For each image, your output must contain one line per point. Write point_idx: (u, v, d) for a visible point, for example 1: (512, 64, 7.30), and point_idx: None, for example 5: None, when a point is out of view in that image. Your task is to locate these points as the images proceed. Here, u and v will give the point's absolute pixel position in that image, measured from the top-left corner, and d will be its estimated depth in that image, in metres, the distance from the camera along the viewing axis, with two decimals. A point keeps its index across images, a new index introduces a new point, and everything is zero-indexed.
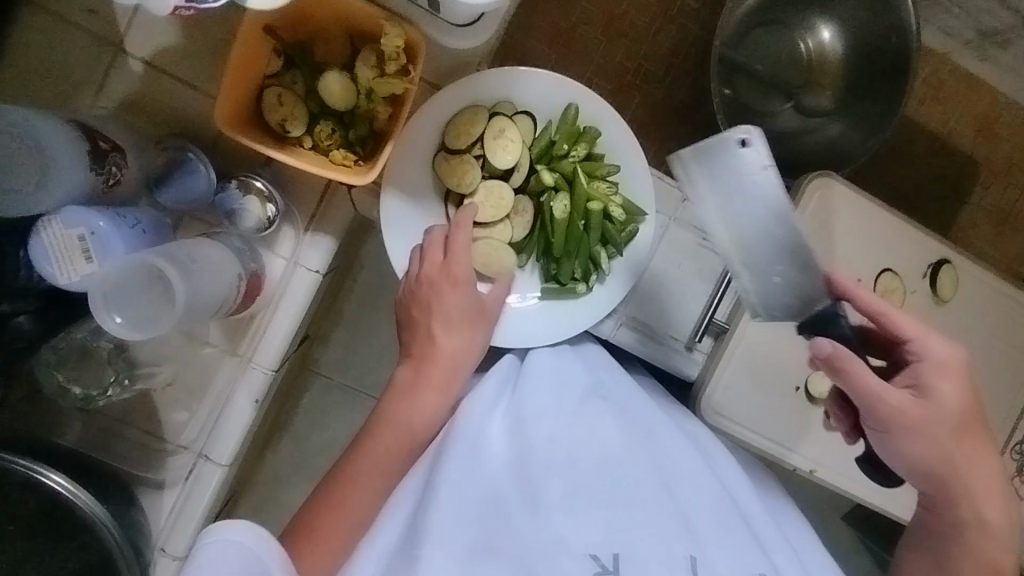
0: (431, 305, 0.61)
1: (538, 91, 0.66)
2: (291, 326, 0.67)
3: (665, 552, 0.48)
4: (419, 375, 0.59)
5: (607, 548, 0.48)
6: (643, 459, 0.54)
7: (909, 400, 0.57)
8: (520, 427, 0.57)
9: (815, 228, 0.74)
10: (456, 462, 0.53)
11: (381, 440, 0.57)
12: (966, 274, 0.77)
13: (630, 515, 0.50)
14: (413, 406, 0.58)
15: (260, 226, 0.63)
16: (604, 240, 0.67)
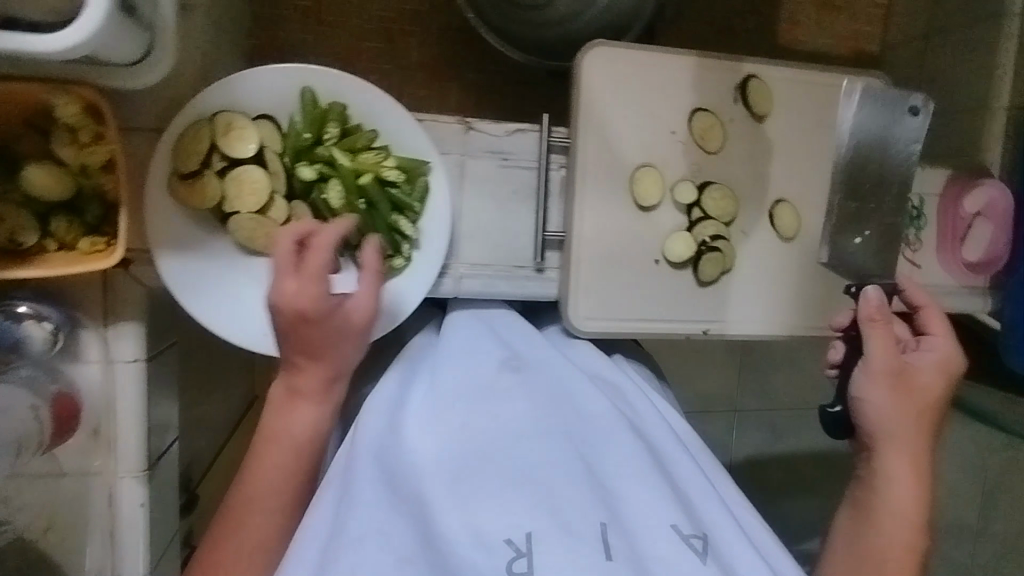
0: (311, 347, 0.55)
1: (263, 89, 0.62)
2: (141, 423, 0.64)
3: (577, 525, 0.49)
4: (272, 420, 0.56)
5: (520, 532, 0.48)
6: (559, 436, 0.54)
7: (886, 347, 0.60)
8: (436, 425, 0.56)
9: (607, 100, 0.70)
10: (377, 478, 0.53)
11: (265, 460, 0.55)
12: (775, 79, 0.75)
13: (550, 496, 0.50)
14: (288, 424, 0.56)
15: (50, 345, 0.59)
16: (399, 209, 0.64)
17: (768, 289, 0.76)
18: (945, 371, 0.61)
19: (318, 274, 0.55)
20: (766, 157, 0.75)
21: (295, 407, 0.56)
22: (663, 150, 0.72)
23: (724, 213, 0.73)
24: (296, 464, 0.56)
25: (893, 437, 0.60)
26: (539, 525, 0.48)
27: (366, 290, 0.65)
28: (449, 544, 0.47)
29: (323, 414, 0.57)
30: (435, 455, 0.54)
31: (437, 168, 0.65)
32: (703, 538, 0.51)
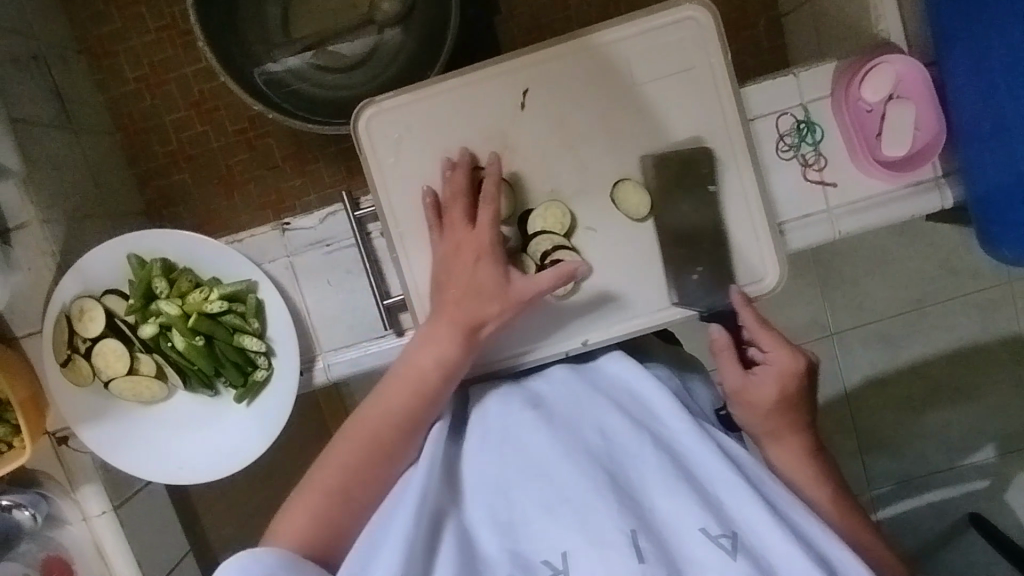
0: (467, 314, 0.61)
1: (99, 269, 0.71)
2: (129, 557, 0.78)
3: (605, 535, 0.47)
4: (397, 382, 0.59)
5: (556, 551, 0.48)
6: (581, 457, 0.52)
7: (732, 374, 0.63)
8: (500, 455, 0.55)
9: (393, 155, 0.70)
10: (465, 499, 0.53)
11: (328, 465, 0.57)
12: (564, 58, 0.68)
13: (585, 525, 0.48)
14: (416, 357, 0.60)
15: (34, 520, 0.75)
16: (240, 329, 0.70)
17: (641, 273, 0.69)
18: (785, 376, 0.61)
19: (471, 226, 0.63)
20: (586, 141, 0.68)
21: (427, 344, 0.60)
22: None
23: (561, 223, 0.67)
24: (421, 389, 0.59)
25: (774, 438, 0.61)
26: (573, 544, 0.48)
27: (247, 406, 0.72)
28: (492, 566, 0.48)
29: (452, 347, 0.60)
30: (513, 471, 0.54)
31: (261, 282, 0.69)
32: (732, 537, 0.47)
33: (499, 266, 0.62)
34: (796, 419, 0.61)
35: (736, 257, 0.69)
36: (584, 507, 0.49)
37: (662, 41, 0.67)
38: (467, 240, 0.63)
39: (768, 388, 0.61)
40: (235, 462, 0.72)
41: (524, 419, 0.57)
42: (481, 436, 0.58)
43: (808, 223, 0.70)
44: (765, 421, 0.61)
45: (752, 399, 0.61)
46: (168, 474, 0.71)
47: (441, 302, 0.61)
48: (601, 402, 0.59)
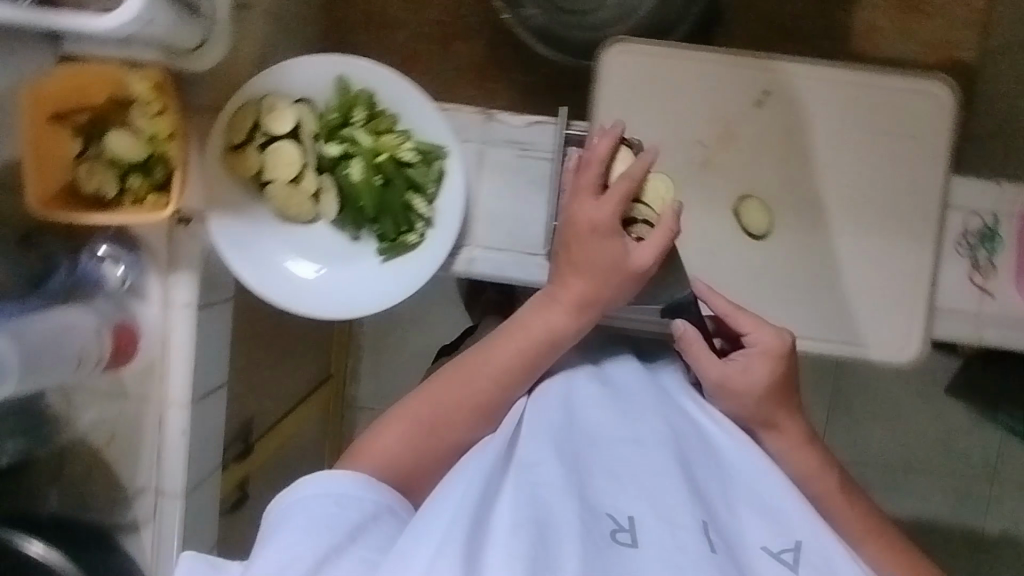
0: (579, 296, 0.63)
1: (304, 73, 0.68)
2: (190, 360, 0.75)
3: (678, 516, 0.47)
4: (503, 340, 0.63)
5: (625, 511, 0.47)
6: (653, 442, 0.52)
7: (715, 365, 0.61)
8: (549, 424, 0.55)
9: (625, 99, 0.71)
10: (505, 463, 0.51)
11: (427, 395, 0.62)
12: (812, 76, 0.71)
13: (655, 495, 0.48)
14: (535, 318, 0.63)
15: (121, 284, 0.72)
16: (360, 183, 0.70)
17: (797, 299, 0.72)
18: (771, 358, 0.62)
19: (610, 198, 0.62)
20: (800, 158, 0.71)
21: (553, 312, 0.63)
22: (683, 153, 0.71)
23: (662, 198, 0.65)
24: (528, 350, 0.62)
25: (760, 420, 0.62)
26: (642, 511, 0.47)
27: (382, 263, 0.71)
28: (557, 503, 0.46)
29: (571, 321, 0.63)
30: (570, 436, 0.53)
31: (454, 154, 0.69)
32: (795, 552, 0.49)
33: (614, 241, 0.62)
34: (785, 401, 0.62)
35: (884, 325, 0.72)
36: (652, 484, 0.49)
37: (903, 102, 0.71)
38: (586, 215, 0.62)
39: (747, 373, 0.61)
40: (346, 310, 0.70)
41: (588, 401, 0.57)
42: (539, 406, 0.57)
43: (954, 319, 0.74)
44: (759, 407, 0.61)
45: (740, 386, 0.61)
46: (280, 294, 0.69)
47: (560, 281, 0.63)
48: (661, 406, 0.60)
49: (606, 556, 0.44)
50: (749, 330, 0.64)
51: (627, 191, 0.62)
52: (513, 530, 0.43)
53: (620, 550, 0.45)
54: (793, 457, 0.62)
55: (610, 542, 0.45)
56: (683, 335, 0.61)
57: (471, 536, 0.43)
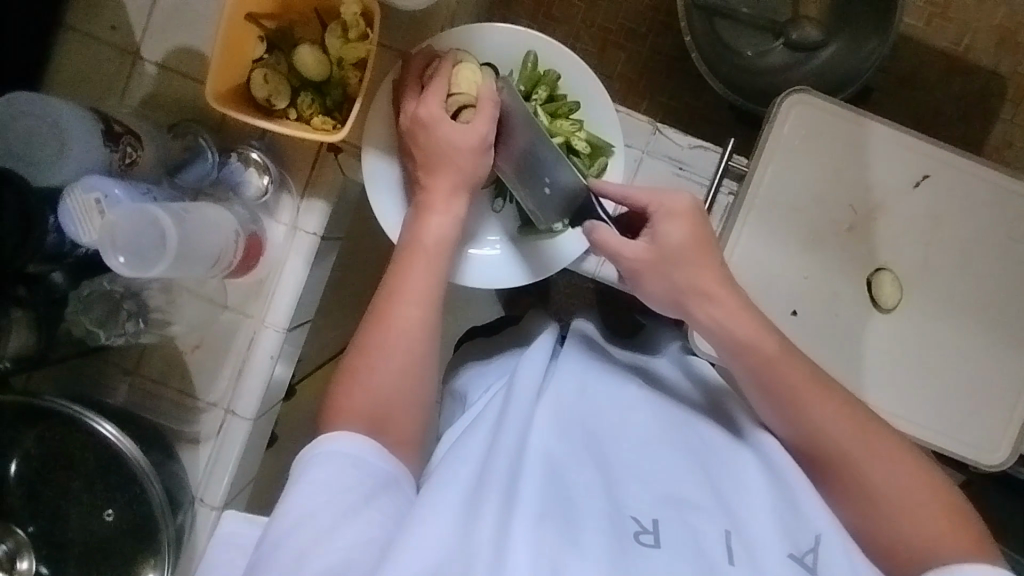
0: (427, 156, 0.64)
1: (499, 43, 0.70)
2: (299, 286, 0.74)
3: (704, 528, 0.51)
4: (406, 258, 0.62)
5: (648, 515, 0.51)
6: (679, 451, 0.57)
7: (639, 252, 0.61)
8: (564, 411, 0.59)
9: (794, 148, 0.72)
10: (518, 435, 0.55)
11: (381, 333, 0.59)
12: (974, 174, 0.73)
13: (673, 500, 0.53)
14: (422, 230, 0.63)
15: (260, 195, 0.71)
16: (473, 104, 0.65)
17: (904, 379, 0.73)
18: (679, 221, 0.61)
19: (438, 92, 0.64)
20: (942, 248, 0.73)
21: (428, 218, 0.64)
22: (835, 214, 0.72)
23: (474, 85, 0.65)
24: (430, 251, 0.63)
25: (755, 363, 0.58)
26: (664, 514, 0.51)
27: (517, 241, 0.72)
28: (588, 499, 0.51)
29: (450, 220, 0.64)
30: (584, 429, 0.58)
31: (618, 155, 0.70)
32: (814, 553, 0.50)
33: (488, 129, 0.64)
34: (710, 255, 0.61)
35: (979, 426, 0.73)
36: (675, 493, 0.53)
37: None
38: (433, 96, 0.64)
39: (683, 258, 0.60)
40: (470, 277, 0.72)
41: (620, 395, 0.62)
42: (576, 385, 0.62)
43: None
44: (681, 276, 0.60)
45: (662, 248, 0.61)
46: None
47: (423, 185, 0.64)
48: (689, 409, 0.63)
49: (627, 549, 0.48)
50: (663, 207, 0.62)
51: (445, 84, 0.64)
52: (543, 514, 0.48)
53: (641, 549, 0.49)
54: (735, 322, 0.59)
55: (634, 542, 0.49)
56: (594, 231, 0.62)
57: (500, 518, 0.47)
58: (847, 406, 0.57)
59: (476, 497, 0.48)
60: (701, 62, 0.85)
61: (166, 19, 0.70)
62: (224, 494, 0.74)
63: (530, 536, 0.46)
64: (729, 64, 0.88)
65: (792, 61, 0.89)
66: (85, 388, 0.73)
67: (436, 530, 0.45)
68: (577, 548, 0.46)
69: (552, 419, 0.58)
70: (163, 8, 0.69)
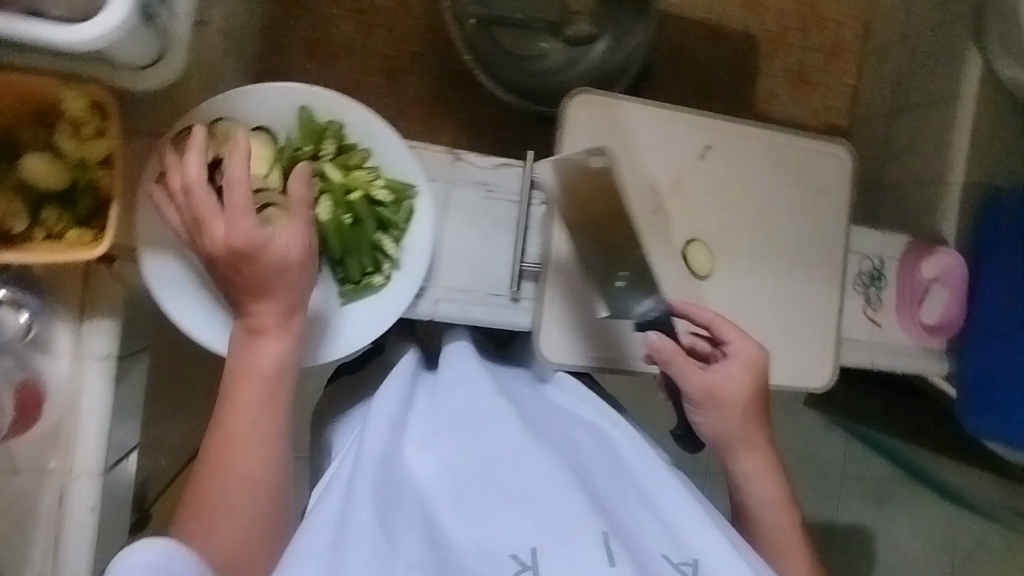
0: (252, 282, 0.55)
1: (266, 104, 0.64)
2: (104, 421, 0.64)
3: (578, 533, 0.51)
4: (241, 389, 0.55)
5: (525, 546, 0.51)
6: (553, 457, 0.56)
7: (698, 374, 0.65)
8: (431, 449, 0.58)
9: (589, 147, 0.74)
10: (381, 491, 0.52)
11: (222, 451, 0.54)
12: (748, 136, 0.79)
13: (545, 511, 0.52)
14: (255, 356, 0.56)
15: (22, 334, 0.59)
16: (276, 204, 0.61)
17: (734, 334, 0.79)
18: (749, 366, 0.66)
19: (241, 206, 0.53)
20: (738, 208, 0.79)
21: (263, 344, 0.56)
22: (640, 200, 0.76)
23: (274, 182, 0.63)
24: (269, 387, 0.56)
25: (735, 439, 0.66)
26: (540, 537, 0.51)
27: (343, 305, 0.67)
28: (463, 549, 0.51)
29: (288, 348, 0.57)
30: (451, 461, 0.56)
31: (424, 194, 0.68)
32: (694, 565, 0.53)
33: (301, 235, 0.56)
34: (760, 417, 0.66)
35: (804, 356, 0.81)
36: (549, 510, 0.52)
37: (817, 162, 0.82)
38: (234, 211, 0.53)
39: (720, 367, 0.66)
40: (300, 358, 0.65)
41: (491, 408, 0.60)
42: (445, 417, 0.60)
43: (854, 348, 0.86)
44: (736, 428, 0.65)
45: (724, 393, 0.65)
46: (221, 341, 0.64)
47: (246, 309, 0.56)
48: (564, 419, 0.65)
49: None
50: (716, 322, 0.67)
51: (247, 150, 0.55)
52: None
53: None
54: (748, 437, 0.66)
55: None
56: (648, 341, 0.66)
57: None
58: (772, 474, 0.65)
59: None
60: (490, 81, 0.87)
61: None
62: None
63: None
64: (512, 72, 0.88)
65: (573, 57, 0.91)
66: None
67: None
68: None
69: (426, 464, 0.57)
70: None
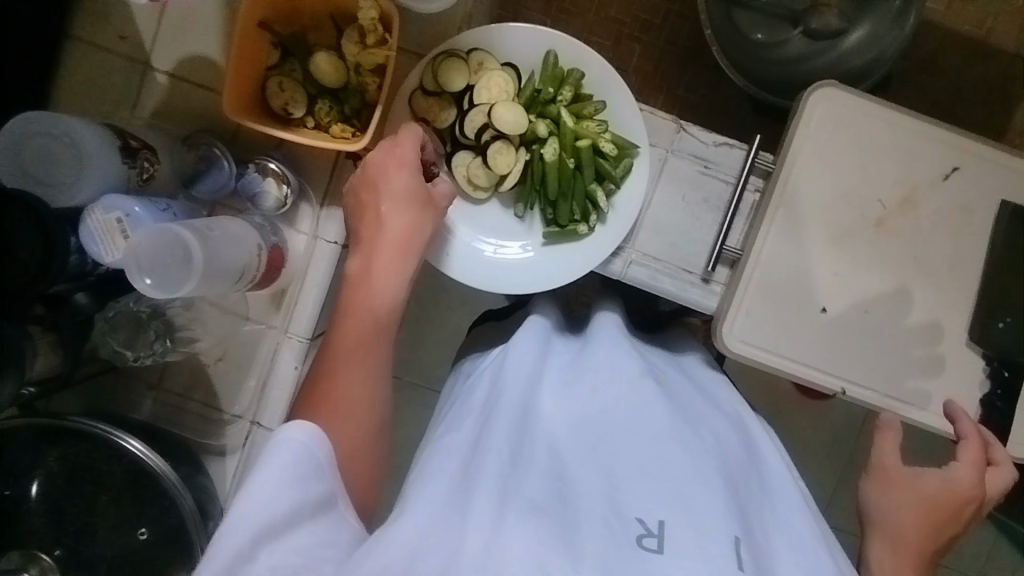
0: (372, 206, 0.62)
1: (520, 44, 0.68)
2: (320, 296, 0.72)
3: (713, 529, 0.49)
4: (349, 319, 0.59)
5: (653, 516, 0.50)
6: (678, 417, 0.59)
7: (890, 435, 0.68)
8: (570, 390, 0.62)
9: (821, 142, 0.71)
10: (514, 426, 0.56)
11: (326, 400, 0.54)
12: (1001, 167, 0.72)
13: (685, 492, 0.51)
14: (369, 291, 0.60)
15: (279, 206, 0.69)
16: (506, 140, 0.67)
17: (936, 377, 0.72)
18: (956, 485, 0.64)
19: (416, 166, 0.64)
20: (969, 242, 0.72)
21: (377, 277, 0.60)
22: (863, 209, 0.71)
23: (508, 165, 0.67)
24: (373, 321, 0.59)
25: (883, 481, 0.67)
26: (673, 515, 0.50)
27: (544, 245, 0.70)
28: (586, 500, 0.51)
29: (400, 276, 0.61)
30: (578, 408, 0.60)
31: (644, 155, 0.68)
32: None
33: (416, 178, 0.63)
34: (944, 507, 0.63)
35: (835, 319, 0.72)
36: (674, 437, 0.55)
37: None
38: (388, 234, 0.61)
39: (893, 495, 0.65)
40: (499, 285, 0.69)
41: (638, 374, 0.62)
42: (585, 379, 0.63)
43: None
44: (900, 507, 0.64)
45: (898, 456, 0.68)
46: None
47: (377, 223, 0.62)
48: (713, 415, 0.64)
49: (628, 556, 0.47)
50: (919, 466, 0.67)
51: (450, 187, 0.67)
52: (533, 515, 0.48)
53: (644, 555, 0.48)
54: (895, 493, 0.65)
55: (636, 546, 0.48)
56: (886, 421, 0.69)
57: (496, 513, 0.48)
58: (910, 501, 0.64)
59: (472, 488, 0.50)
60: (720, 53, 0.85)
61: (177, 28, 0.70)
62: None
63: (520, 537, 0.46)
64: (745, 55, 0.86)
65: (811, 50, 0.86)
66: (106, 401, 0.73)
67: (421, 527, 0.47)
68: (570, 545, 0.47)
69: (561, 416, 0.59)
70: (173, 17, 0.69)
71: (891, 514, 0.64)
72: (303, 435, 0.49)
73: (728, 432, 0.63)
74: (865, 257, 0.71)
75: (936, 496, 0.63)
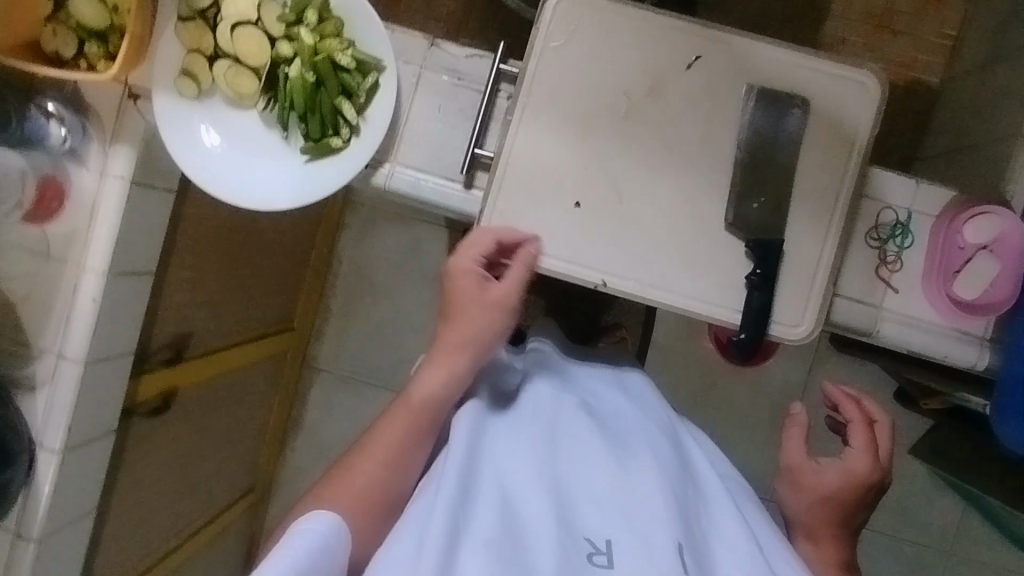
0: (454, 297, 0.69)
1: None
2: (112, 232, 0.78)
3: (654, 543, 0.53)
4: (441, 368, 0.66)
5: (602, 536, 0.54)
6: (614, 441, 0.62)
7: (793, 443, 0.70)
8: (513, 417, 0.64)
9: (564, 43, 0.72)
10: (468, 455, 0.57)
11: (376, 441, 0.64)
12: (749, 48, 0.72)
13: (630, 517, 0.55)
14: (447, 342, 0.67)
15: (61, 143, 0.77)
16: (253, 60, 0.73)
17: (699, 263, 0.72)
18: (854, 477, 0.66)
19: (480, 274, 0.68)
20: (721, 124, 0.72)
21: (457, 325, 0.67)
22: (607, 103, 0.72)
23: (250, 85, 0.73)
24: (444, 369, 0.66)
25: (792, 483, 0.68)
26: (620, 535, 0.54)
27: (305, 162, 0.74)
28: (536, 526, 0.52)
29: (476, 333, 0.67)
30: (522, 431, 0.62)
31: (390, 69, 0.72)
32: None
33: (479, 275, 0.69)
34: (850, 506, 0.66)
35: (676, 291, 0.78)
36: (615, 462, 0.59)
37: (835, 84, 0.72)
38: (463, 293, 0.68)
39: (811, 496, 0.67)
40: (261, 202, 0.73)
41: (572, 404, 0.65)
42: (527, 410, 0.65)
43: (853, 306, 0.74)
44: (825, 507, 0.66)
45: (799, 465, 0.69)
46: (202, 175, 0.72)
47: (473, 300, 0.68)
48: (644, 427, 0.66)
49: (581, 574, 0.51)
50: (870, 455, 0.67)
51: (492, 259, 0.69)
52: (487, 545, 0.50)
53: (595, 570, 0.52)
54: (803, 488, 0.68)
55: (588, 563, 0.52)
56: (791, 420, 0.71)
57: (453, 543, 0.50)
58: (824, 497, 0.67)
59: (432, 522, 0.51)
60: None
61: None
62: (62, 438, 0.80)
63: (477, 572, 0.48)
64: None
65: None
66: None
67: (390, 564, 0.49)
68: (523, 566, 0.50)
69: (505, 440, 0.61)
70: None
71: (808, 517, 0.67)
72: (323, 525, 0.53)
73: (662, 438, 0.64)
74: (616, 148, 0.72)
75: (839, 491, 0.66)
